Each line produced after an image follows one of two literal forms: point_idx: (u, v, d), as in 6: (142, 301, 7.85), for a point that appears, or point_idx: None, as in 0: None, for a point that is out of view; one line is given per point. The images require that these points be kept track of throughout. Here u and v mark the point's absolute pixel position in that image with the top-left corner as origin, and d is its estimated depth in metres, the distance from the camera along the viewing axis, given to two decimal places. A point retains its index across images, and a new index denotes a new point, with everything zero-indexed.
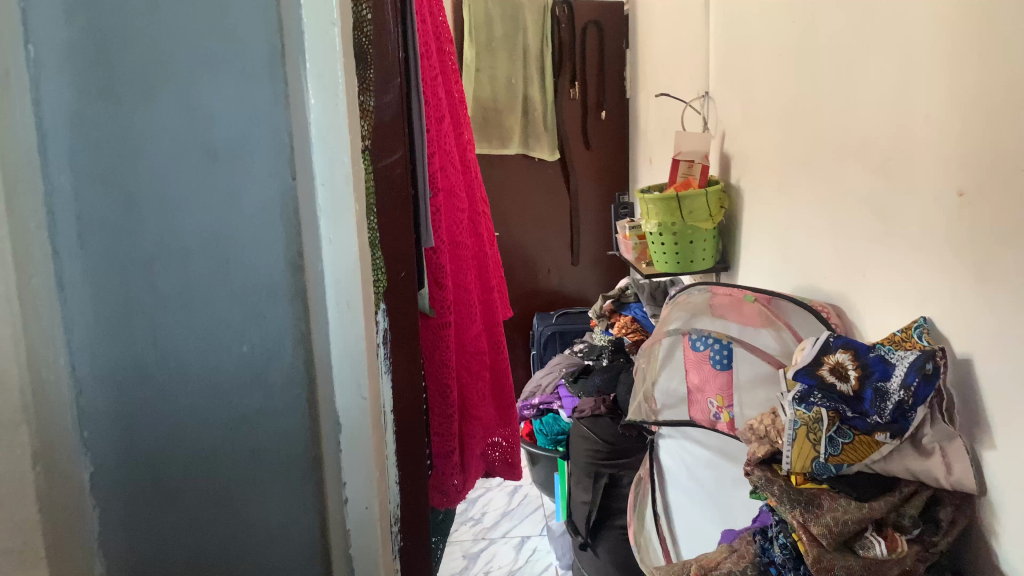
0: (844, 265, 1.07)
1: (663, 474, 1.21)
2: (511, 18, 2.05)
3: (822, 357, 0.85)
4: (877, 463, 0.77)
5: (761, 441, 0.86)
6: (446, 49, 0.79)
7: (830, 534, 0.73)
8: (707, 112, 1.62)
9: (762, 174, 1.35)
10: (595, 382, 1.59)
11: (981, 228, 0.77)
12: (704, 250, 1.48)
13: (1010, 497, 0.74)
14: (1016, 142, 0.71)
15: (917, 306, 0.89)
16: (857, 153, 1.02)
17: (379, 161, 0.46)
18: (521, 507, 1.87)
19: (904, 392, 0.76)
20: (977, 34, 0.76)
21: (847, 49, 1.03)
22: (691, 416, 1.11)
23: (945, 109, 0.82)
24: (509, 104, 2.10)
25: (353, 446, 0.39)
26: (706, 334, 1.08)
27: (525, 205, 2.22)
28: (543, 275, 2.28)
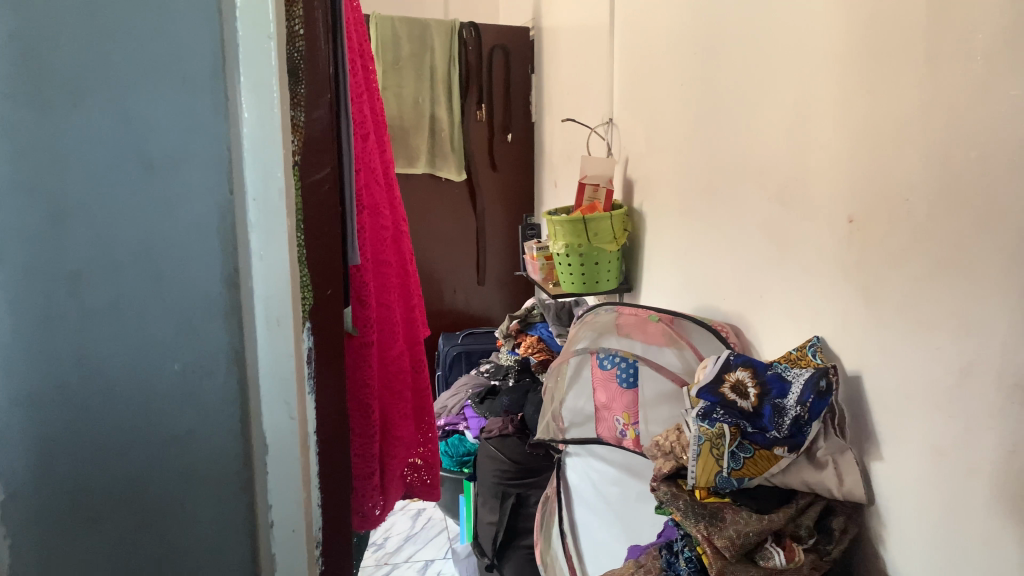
0: (742, 287, 1.12)
1: (569, 492, 1.22)
2: (419, 38, 2.05)
3: (723, 376, 0.88)
4: (775, 476, 0.81)
5: (667, 457, 0.88)
6: (370, 66, 0.78)
7: (733, 546, 0.76)
8: (612, 138, 1.67)
9: (665, 200, 1.40)
10: (502, 403, 1.60)
11: (869, 255, 0.83)
12: (609, 271, 1.52)
13: (896, 505, 0.80)
14: (901, 173, 0.78)
15: (811, 326, 0.95)
16: (754, 184, 1.07)
17: (308, 176, 0.46)
18: (424, 531, 1.85)
19: (801, 408, 0.80)
20: (867, 74, 0.83)
21: (748, 82, 1.08)
22: (599, 434, 1.15)
23: (837, 141, 0.88)
24: (415, 123, 2.10)
25: (284, 466, 0.39)
26: (613, 352, 1.11)
27: (431, 224, 2.20)
28: (449, 295, 2.28)
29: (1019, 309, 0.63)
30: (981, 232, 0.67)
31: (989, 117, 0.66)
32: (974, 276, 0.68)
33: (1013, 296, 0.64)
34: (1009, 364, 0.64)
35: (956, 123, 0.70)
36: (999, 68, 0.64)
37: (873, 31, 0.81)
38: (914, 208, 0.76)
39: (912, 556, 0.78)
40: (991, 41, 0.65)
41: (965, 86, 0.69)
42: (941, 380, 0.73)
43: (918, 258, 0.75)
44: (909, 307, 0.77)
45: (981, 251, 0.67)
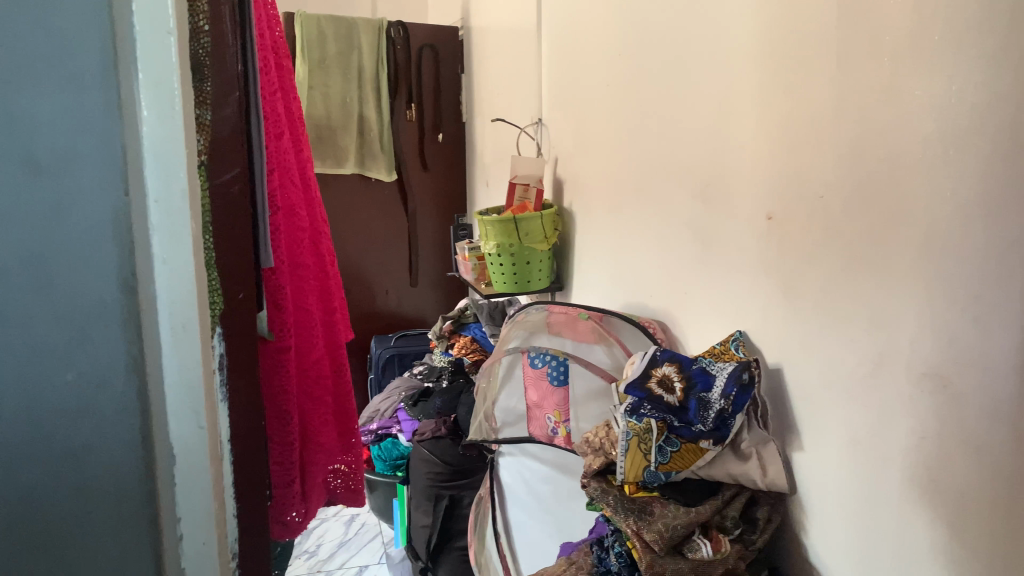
0: (669, 284, 1.14)
1: (502, 491, 1.22)
2: (345, 36, 2.02)
3: (650, 371, 0.90)
4: (701, 469, 0.83)
5: (597, 453, 0.88)
6: (284, 64, 0.77)
7: (661, 539, 0.76)
8: (541, 138, 1.68)
9: (593, 199, 1.41)
10: (435, 405, 1.59)
11: (787, 250, 0.85)
12: (540, 271, 1.53)
13: (816, 493, 0.82)
14: (815, 171, 0.80)
15: (734, 320, 0.97)
16: (679, 182, 1.09)
17: (216, 177, 0.44)
18: (358, 536, 1.82)
19: (724, 401, 0.82)
20: (782, 74, 0.85)
21: (672, 83, 1.10)
22: (532, 433, 1.16)
23: (756, 140, 0.90)
24: (343, 123, 2.07)
25: (191, 479, 0.38)
26: (544, 351, 1.11)
27: (363, 227, 2.17)
28: (381, 297, 2.25)
29: (927, 301, 0.66)
30: (890, 228, 0.70)
31: (898, 116, 0.68)
32: (885, 269, 0.71)
33: (922, 289, 0.66)
34: (919, 354, 0.67)
35: (866, 122, 0.72)
36: (906, 69, 0.67)
37: (788, 32, 0.83)
38: (829, 205, 0.78)
39: (832, 543, 0.80)
40: (898, 43, 0.68)
41: (874, 86, 0.71)
42: (856, 371, 0.75)
43: (833, 253, 0.78)
44: (825, 301, 0.79)
45: (892, 246, 0.70)
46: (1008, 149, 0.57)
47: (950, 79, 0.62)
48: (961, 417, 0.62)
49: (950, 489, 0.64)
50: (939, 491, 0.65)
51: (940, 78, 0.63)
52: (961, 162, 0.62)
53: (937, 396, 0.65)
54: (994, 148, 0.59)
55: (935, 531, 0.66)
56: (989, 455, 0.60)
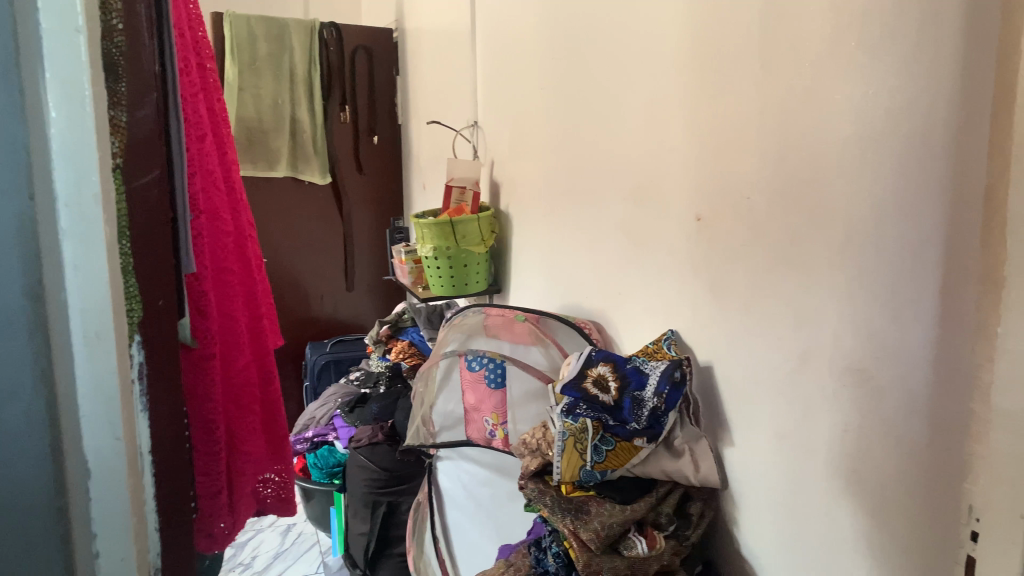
0: (603, 285, 1.15)
1: (441, 496, 1.21)
2: (276, 38, 1.99)
3: (586, 371, 0.91)
4: (636, 467, 0.84)
5: (534, 454, 0.88)
6: (207, 65, 0.76)
7: (598, 537, 0.77)
8: (477, 140, 1.68)
9: (529, 201, 1.41)
10: (371, 411, 1.57)
11: (716, 250, 0.87)
12: (477, 273, 1.53)
13: (746, 487, 0.84)
14: (741, 173, 0.82)
15: (666, 319, 0.99)
16: (612, 183, 1.10)
17: (134, 180, 0.43)
18: (295, 546, 1.79)
19: (658, 399, 0.84)
20: (709, 78, 0.87)
21: (603, 86, 1.11)
22: (469, 436, 1.15)
23: (685, 143, 0.92)
24: (275, 125, 2.02)
25: (108, 494, 0.37)
26: (481, 354, 1.11)
27: (297, 231, 2.14)
28: (316, 302, 2.21)
29: (847, 298, 0.68)
30: (812, 228, 0.72)
31: (818, 119, 0.70)
32: (808, 269, 0.73)
33: (843, 286, 0.69)
34: (841, 349, 0.69)
35: (789, 125, 0.74)
36: (825, 73, 0.69)
37: (715, 38, 0.85)
38: (754, 206, 0.80)
39: (762, 535, 0.82)
40: (818, 48, 0.70)
41: (795, 90, 0.73)
42: (782, 366, 0.77)
43: (759, 252, 0.80)
44: (751, 299, 0.82)
45: (814, 245, 0.72)
46: (921, 151, 0.60)
47: (866, 83, 0.65)
48: (882, 409, 0.65)
49: (872, 479, 0.66)
50: (862, 481, 0.68)
51: (858, 82, 0.66)
52: (876, 162, 0.64)
53: (858, 390, 0.67)
54: (908, 149, 0.61)
55: (858, 520, 0.69)
56: (907, 445, 0.62)
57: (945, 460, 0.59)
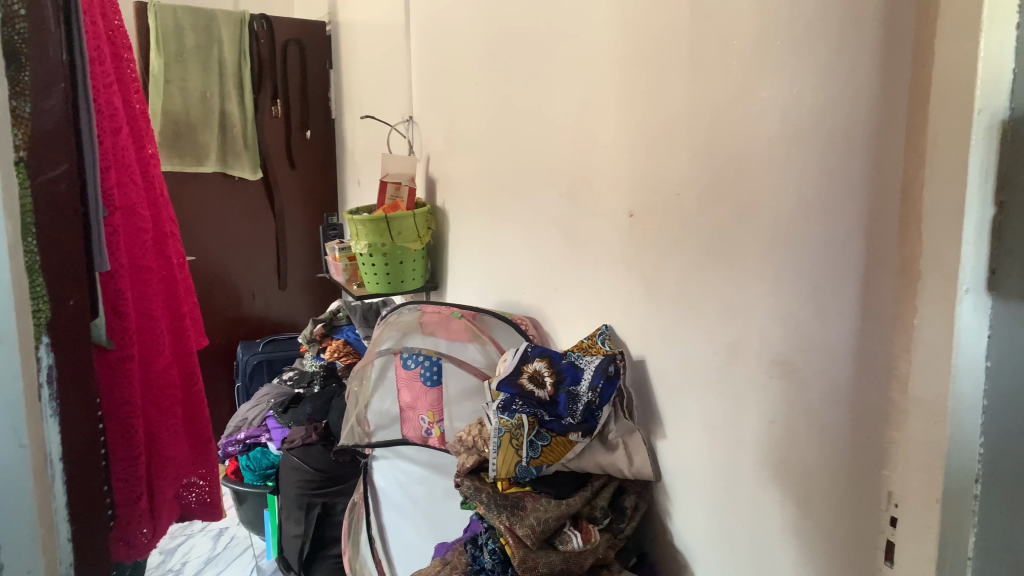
0: (538, 282, 1.16)
1: (377, 496, 1.20)
2: (204, 29, 1.93)
3: (522, 368, 0.90)
4: (571, 461, 0.85)
5: (469, 452, 0.87)
6: (123, 56, 0.74)
7: (534, 533, 0.77)
8: (412, 136, 1.66)
9: (465, 197, 1.41)
10: (305, 411, 1.52)
11: (648, 245, 0.88)
12: (413, 271, 1.51)
13: (678, 478, 0.86)
14: (672, 170, 0.83)
15: (600, 314, 1.00)
16: (547, 179, 1.11)
17: (40, 174, 0.41)
18: (227, 551, 1.75)
19: (592, 394, 0.85)
20: (640, 73, 0.87)
21: (538, 82, 1.11)
22: (404, 434, 1.14)
23: (617, 140, 0.93)
24: (203, 120, 1.97)
25: (10, 501, 0.35)
26: (416, 352, 1.10)
27: (228, 228, 2.08)
28: (248, 301, 2.15)
29: (773, 293, 0.70)
30: (739, 223, 0.74)
31: (746, 116, 0.72)
32: (736, 264, 0.74)
33: (769, 281, 0.70)
34: (767, 342, 0.71)
35: (717, 123, 0.76)
36: (752, 71, 0.70)
37: (645, 35, 0.86)
38: (685, 203, 0.81)
39: (693, 526, 0.84)
40: (745, 46, 0.71)
41: (724, 87, 0.74)
42: (712, 359, 0.79)
43: (689, 247, 0.81)
44: (682, 293, 0.83)
45: (741, 241, 0.74)
46: (843, 148, 0.61)
47: (791, 82, 0.66)
48: (807, 401, 0.67)
49: (798, 468, 0.68)
50: (789, 470, 0.69)
51: (781, 81, 0.67)
52: (801, 159, 0.66)
53: (784, 382, 0.69)
54: (830, 147, 0.63)
55: (785, 508, 0.70)
56: (830, 435, 0.64)
57: (866, 449, 0.61)
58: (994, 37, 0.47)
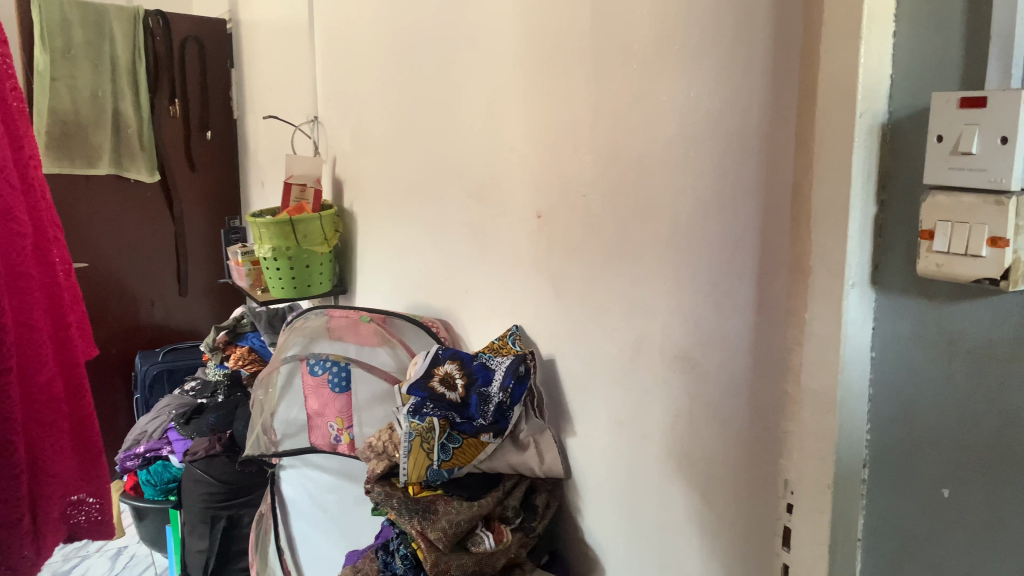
0: (448, 284, 1.16)
1: (285, 506, 1.16)
2: (94, 25, 1.84)
3: (432, 369, 0.89)
4: (483, 462, 0.85)
5: (380, 457, 0.86)
6: None
7: (446, 536, 0.77)
8: (317, 136, 1.63)
9: (373, 198, 1.39)
10: (207, 422, 1.46)
11: (556, 245, 0.89)
12: (320, 274, 1.48)
13: (587, 475, 0.87)
14: (577, 173, 0.84)
15: (511, 315, 1.00)
16: (456, 181, 1.10)
17: None
18: (127, 570, 1.67)
19: (504, 393, 0.85)
20: (544, 76, 0.88)
21: (446, 84, 1.10)
22: (312, 442, 1.11)
23: (524, 143, 0.94)
24: (95, 120, 1.87)
25: None
26: (324, 357, 1.08)
27: (123, 233, 1.99)
28: (146, 308, 2.06)
29: (675, 290, 0.72)
30: (641, 223, 0.75)
31: (645, 118, 0.74)
32: (641, 262, 0.76)
33: (671, 280, 0.72)
34: (670, 338, 0.73)
35: (618, 124, 0.77)
36: (651, 75, 0.72)
37: (548, 37, 0.87)
38: (590, 204, 0.82)
39: (603, 522, 0.85)
40: (645, 50, 0.73)
41: (624, 89, 0.76)
42: (617, 356, 0.80)
43: (595, 248, 0.82)
44: (589, 293, 0.84)
45: (644, 240, 0.75)
46: (737, 150, 0.64)
47: (688, 86, 0.68)
48: (707, 395, 0.69)
49: (700, 460, 0.70)
50: (691, 461, 0.71)
51: (679, 84, 0.69)
52: (698, 161, 0.68)
53: (685, 377, 0.71)
54: (726, 149, 0.65)
55: (689, 500, 0.72)
56: (731, 428, 0.66)
57: (763, 439, 0.63)
58: (873, 43, 0.50)
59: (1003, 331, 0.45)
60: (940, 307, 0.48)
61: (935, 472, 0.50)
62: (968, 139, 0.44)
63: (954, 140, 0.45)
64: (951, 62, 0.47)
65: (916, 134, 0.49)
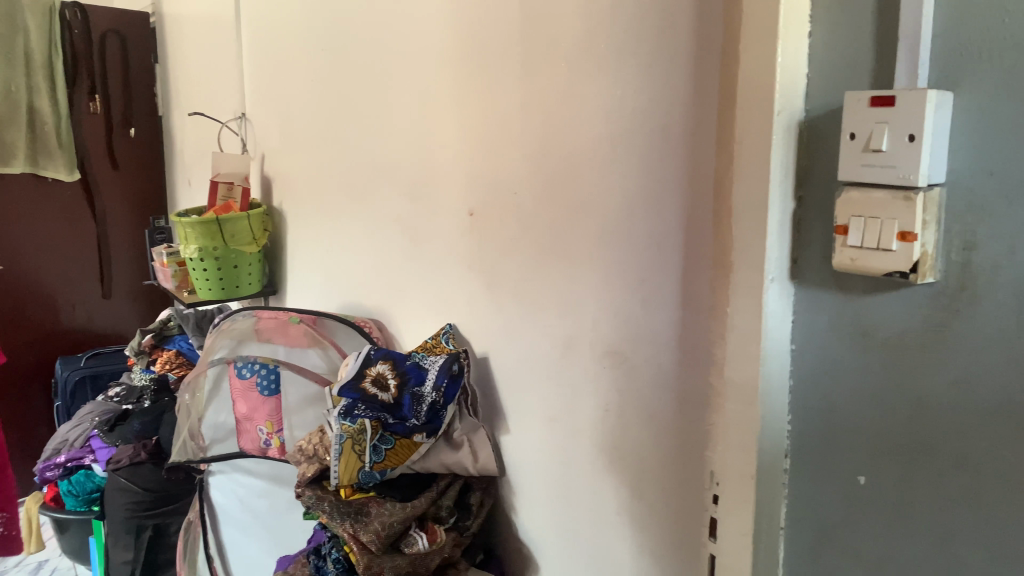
0: (380, 283, 1.14)
1: (214, 512, 1.13)
2: (7, 17, 1.74)
3: (364, 370, 0.86)
4: (416, 462, 0.85)
5: (310, 461, 0.84)
6: None
7: (378, 538, 0.77)
8: (244, 133, 1.59)
9: (303, 196, 1.36)
10: (132, 428, 1.39)
11: (487, 244, 0.89)
12: (250, 275, 1.44)
13: (521, 472, 0.87)
14: (507, 171, 0.84)
15: (444, 313, 1.00)
16: (386, 179, 1.09)
17: None
18: None
19: (437, 393, 0.84)
20: (473, 74, 0.88)
21: (374, 82, 1.09)
22: (241, 447, 1.07)
23: (454, 140, 0.93)
24: (8, 117, 1.78)
25: None
26: (252, 359, 1.05)
27: (41, 234, 1.91)
28: (67, 312, 1.98)
29: (604, 287, 0.72)
30: (571, 221, 0.76)
31: (572, 116, 0.74)
32: (571, 259, 0.76)
33: (600, 276, 0.73)
34: (600, 334, 0.73)
35: (548, 122, 0.77)
36: (578, 73, 0.73)
37: (475, 34, 0.87)
38: (520, 202, 0.83)
39: (537, 519, 0.86)
40: (572, 48, 0.73)
41: (552, 88, 0.76)
42: (549, 353, 0.81)
43: (526, 245, 0.83)
44: (521, 290, 0.84)
45: (573, 237, 0.76)
46: (661, 147, 0.64)
47: (614, 84, 0.69)
48: (635, 389, 0.70)
49: (630, 454, 0.71)
50: (622, 455, 0.72)
51: (606, 82, 0.70)
52: (625, 158, 0.68)
53: (615, 372, 0.72)
54: (651, 146, 0.66)
55: (620, 494, 0.73)
56: (659, 421, 0.67)
57: (690, 432, 0.64)
58: (789, 42, 0.51)
59: (913, 322, 0.46)
60: (856, 300, 0.50)
61: (853, 459, 0.51)
62: (878, 137, 0.45)
63: (865, 138, 0.46)
64: (862, 62, 0.48)
65: (832, 132, 0.50)
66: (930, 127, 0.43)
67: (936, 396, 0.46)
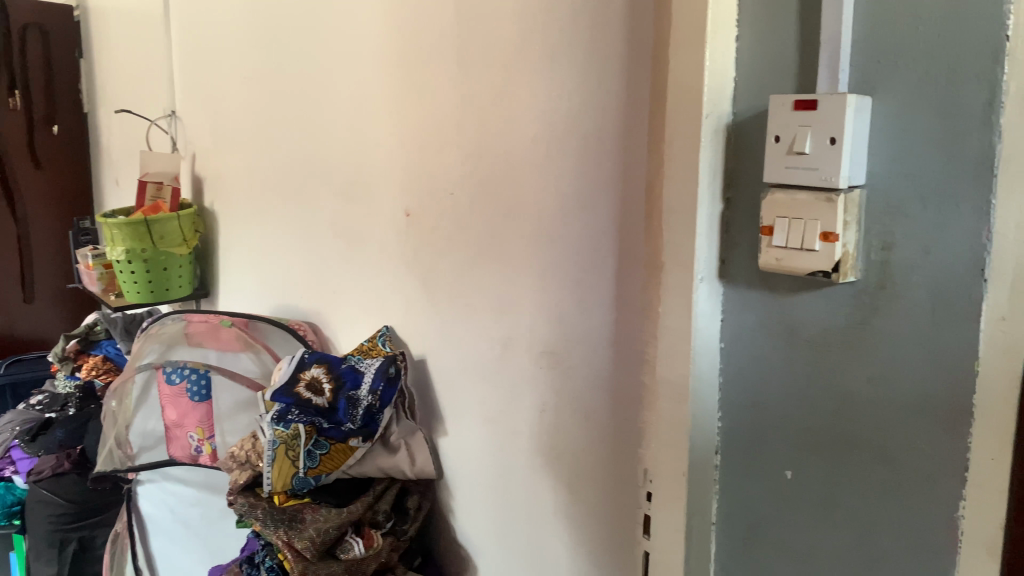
0: (316, 285, 1.13)
1: (143, 522, 1.10)
2: None
3: (298, 374, 0.85)
4: (352, 467, 0.83)
5: (243, 467, 0.83)
6: None
7: (313, 545, 0.75)
8: (174, 131, 1.54)
9: (235, 197, 1.33)
10: (55, 437, 1.33)
11: (424, 244, 0.88)
12: (180, 276, 1.40)
13: (459, 474, 0.87)
14: (443, 171, 0.84)
15: (380, 315, 0.99)
16: (320, 179, 1.07)
17: None
18: None
19: (373, 397, 0.83)
20: (409, 74, 0.87)
21: (307, 80, 1.07)
22: (171, 454, 1.04)
23: (390, 141, 0.92)
24: None
25: None
26: (181, 364, 1.02)
27: None
28: None
29: (540, 287, 0.72)
30: (507, 221, 0.76)
31: (507, 117, 0.74)
32: (507, 260, 0.76)
33: (536, 276, 0.73)
34: (537, 334, 0.73)
35: (483, 122, 0.77)
36: (513, 74, 0.73)
37: (410, 33, 0.86)
38: (457, 202, 0.82)
39: (475, 521, 0.85)
40: (507, 48, 0.73)
41: (488, 88, 0.76)
42: (487, 354, 0.80)
43: (462, 245, 0.82)
44: (458, 291, 0.84)
45: (510, 238, 0.76)
46: (595, 148, 0.65)
47: (548, 84, 0.69)
48: (571, 389, 0.70)
49: (567, 453, 0.71)
50: (559, 454, 0.72)
51: (540, 83, 0.70)
52: (560, 159, 0.69)
53: (552, 372, 0.72)
54: (585, 147, 0.66)
55: (557, 493, 0.73)
56: (594, 420, 0.68)
57: (625, 431, 0.65)
58: (718, 45, 0.52)
59: (837, 321, 0.48)
60: (783, 300, 0.51)
61: (782, 454, 0.52)
62: (801, 140, 0.46)
63: (789, 141, 0.47)
64: (787, 66, 0.49)
65: (758, 135, 0.52)
66: (851, 131, 0.44)
67: (857, 392, 0.47)
